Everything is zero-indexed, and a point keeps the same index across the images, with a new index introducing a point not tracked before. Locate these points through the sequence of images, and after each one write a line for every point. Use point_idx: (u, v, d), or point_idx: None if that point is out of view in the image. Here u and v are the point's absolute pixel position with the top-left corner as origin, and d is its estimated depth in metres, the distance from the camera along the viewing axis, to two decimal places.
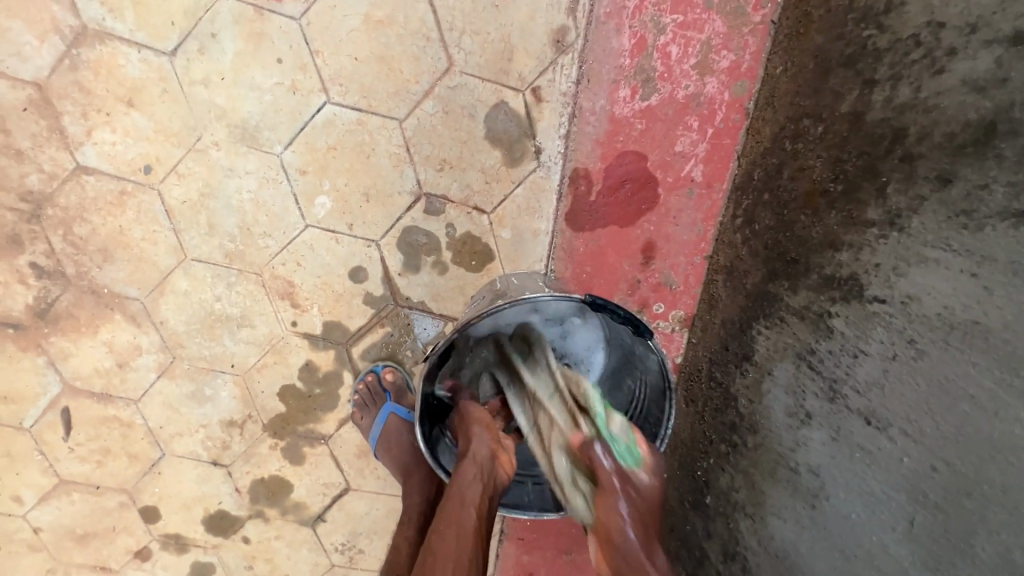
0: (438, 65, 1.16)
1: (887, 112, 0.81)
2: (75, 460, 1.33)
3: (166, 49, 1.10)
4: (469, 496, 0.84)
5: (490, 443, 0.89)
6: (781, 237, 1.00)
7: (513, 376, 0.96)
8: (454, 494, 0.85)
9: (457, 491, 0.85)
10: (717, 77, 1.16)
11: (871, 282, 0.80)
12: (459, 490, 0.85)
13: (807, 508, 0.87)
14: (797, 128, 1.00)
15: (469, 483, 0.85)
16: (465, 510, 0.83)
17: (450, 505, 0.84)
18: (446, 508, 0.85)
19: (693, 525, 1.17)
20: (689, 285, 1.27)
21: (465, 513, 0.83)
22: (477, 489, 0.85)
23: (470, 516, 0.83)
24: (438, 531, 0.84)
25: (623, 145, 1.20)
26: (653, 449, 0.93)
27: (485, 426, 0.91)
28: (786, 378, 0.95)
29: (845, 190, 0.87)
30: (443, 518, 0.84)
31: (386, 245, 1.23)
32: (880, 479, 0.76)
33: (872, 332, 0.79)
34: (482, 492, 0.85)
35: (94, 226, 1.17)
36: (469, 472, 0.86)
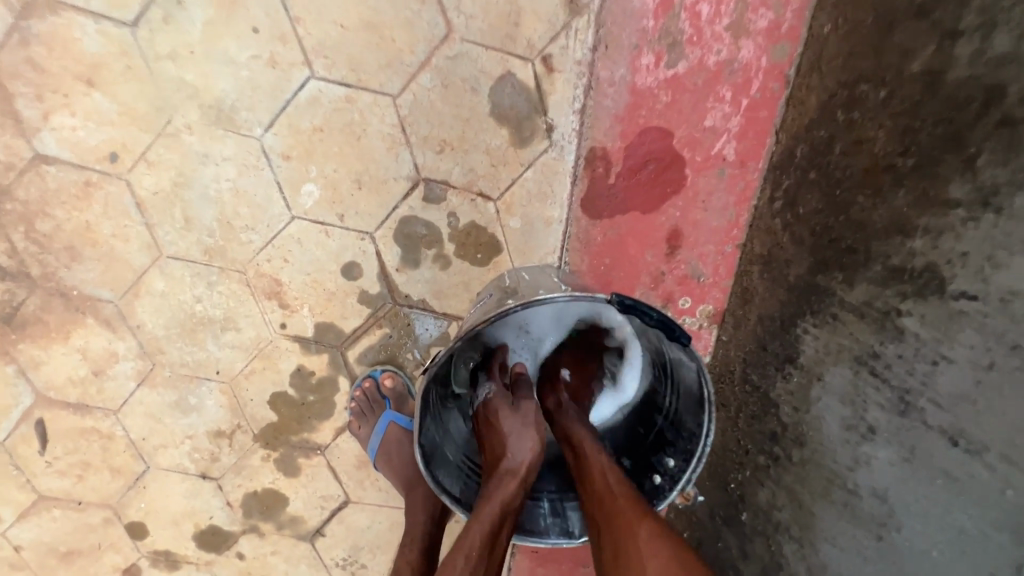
0: (435, 32, 1.03)
1: (975, 68, 0.67)
2: (53, 474, 1.23)
3: (126, 20, 0.98)
4: (507, 526, 0.75)
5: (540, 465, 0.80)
6: (833, 221, 0.86)
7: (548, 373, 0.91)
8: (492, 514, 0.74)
9: (497, 520, 0.74)
10: (753, 39, 1.01)
11: (957, 276, 0.67)
12: (499, 519, 0.74)
13: (872, 538, 0.76)
14: (852, 94, 0.86)
15: (510, 514, 0.75)
16: (501, 539, 0.74)
17: (485, 532, 0.73)
18: (476, 532, 0.73)
19: (726, 543, 1.05)
20: (719, 277, 1.13)
21: (499, 542, 0.74)
22: (515, 521, 0.76)
23: (503, 543, 0.75)
24: (461, 554, 0.73)
25: (645, 120, 1.06)
26: (687, 468, 0.80)
27: (539, 448, 0.80)
28: (842, 385, 0.82)
29: (919, 164, 0.73)
30: (471, 540, 0.73)
31: (382, 237, 1.11)
32: (971, 513, 0.64)
33: (959, 335, 0.66)
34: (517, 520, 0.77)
35: (58, 221, 1.06)
36: (515, 504, 0.75)
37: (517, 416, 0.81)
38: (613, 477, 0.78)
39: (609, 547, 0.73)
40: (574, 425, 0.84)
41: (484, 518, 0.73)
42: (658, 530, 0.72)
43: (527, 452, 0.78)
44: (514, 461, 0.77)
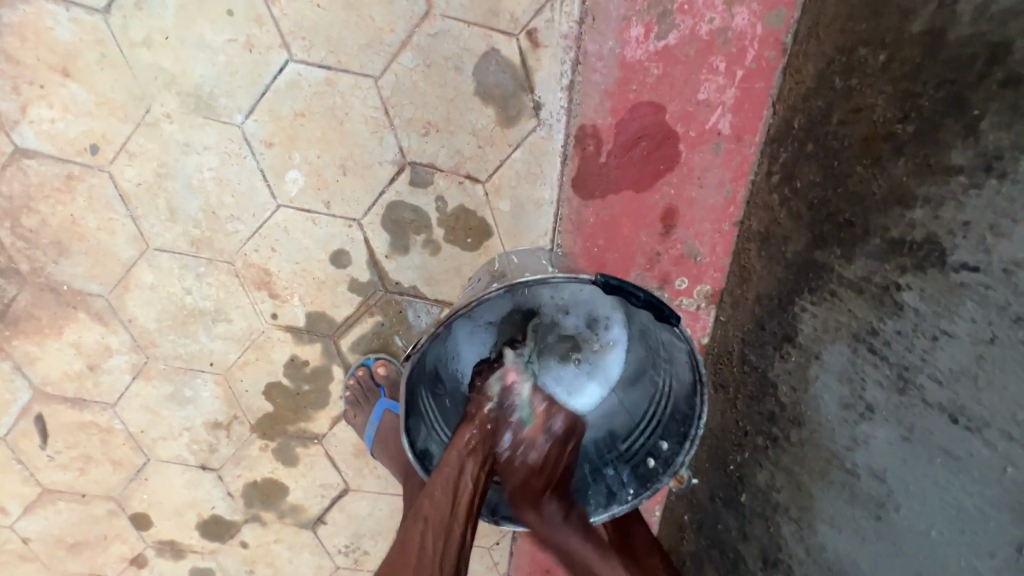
0: (415, 9, 0.99)
1: (979, 25, 0.63)
2: (56, 468, 1.24)
3: (98, 6, 0.96)
4: (468, 467, 0.77)
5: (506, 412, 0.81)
6: (831, 194, 0.83)
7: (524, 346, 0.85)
8: (452, 463, 0.77)
9: (458, 461, 0.77)
10: (747, 6, 0.97)
11: (958, 246, 0.64)
12: (458, 461, 0.76)
13: (869, 518, 0.74)
14: (850, 60, 0.81)
15: (468, 455, 0.77)
16: (463, 482, 0.76)
17: (446, 475, 0.76)
18: (440, 477, 0.77)
19: (726, 525, 1.04)
20: (717, 256, 1.11)
21: (462, 486, 0.77)
22: (477, 462, 0.77)
23: (466, 488, 0.77)
24: (427, 498, 0.78)
25: (636, 95, 1.02)
26: (681, 451, 0.79)
27: (501, 396, 0.81)
28: (840, 363, 0.79)
29: (919, 131, 0.69)
30: (436, 485, 0.77)
31: (369, 223, 1.09)
32: (971, 492, 0.62)
33: (959, 308, 0.63)
34: (481, 464, 0.78)
35: (44, 216, 1.05)
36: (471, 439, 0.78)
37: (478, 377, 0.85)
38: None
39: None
40: (566, 538, 0.83)
41: (446, 464, 0.77)
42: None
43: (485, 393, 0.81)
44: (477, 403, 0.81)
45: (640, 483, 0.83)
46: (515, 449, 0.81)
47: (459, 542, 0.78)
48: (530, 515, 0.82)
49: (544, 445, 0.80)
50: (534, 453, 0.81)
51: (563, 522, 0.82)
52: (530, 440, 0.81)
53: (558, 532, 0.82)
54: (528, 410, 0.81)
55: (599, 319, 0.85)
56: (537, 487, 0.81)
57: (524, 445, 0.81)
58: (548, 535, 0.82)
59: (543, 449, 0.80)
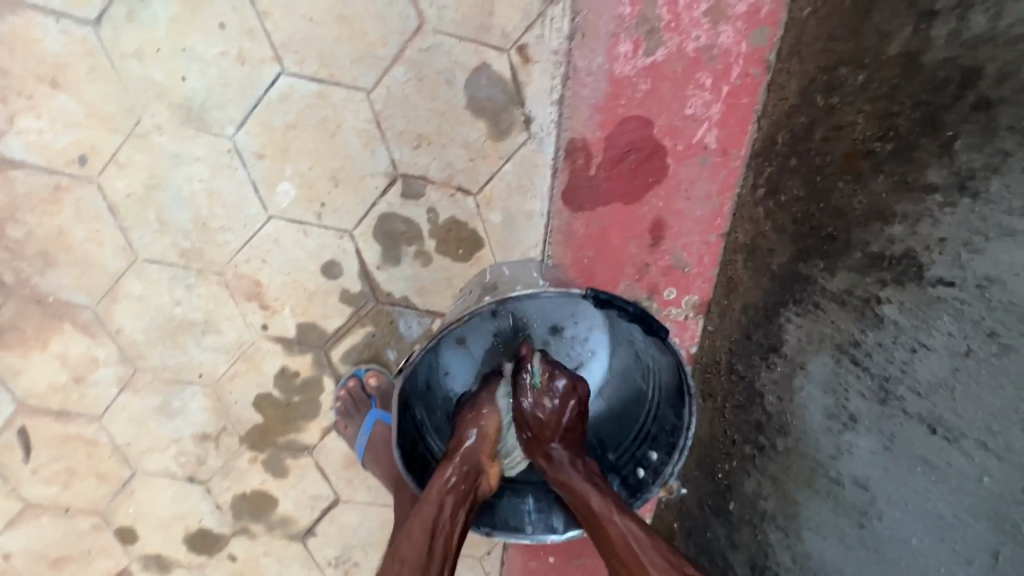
0: (408, 23, 1.01)
1: (952, 50, 0.65)
2: (39, 482, 1.22)
3: (88, 18, 0.96)
4: (448, 506, 0.76)
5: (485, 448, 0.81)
6: (813, 209, 0.85)
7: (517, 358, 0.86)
8: (431, 499, 0.76)
9: (438, 498, 0.76)
10: (732, 25, 1.00)
11: (934, 262, 0.66)
12: (438, 498, 0.76)
13: (854, 526, 0.76)
14: (831, 79, 0.84)
15: (449, 494, 0.76)
16: (442, 520, 0.75)
17: (425, 514, 0.76)
18: (420, 513, 0.76)
19: (714, 532, 1.05)
20: (704, 267, 1.13)
21: (441, 527, 0.76)
22: (457, 500, 0.76)
23: (446, 527, 0.76)
24: (405, 538, 0.76)
25: (625, 110, 1.04)
26: (669, 462, 0.80)
27: (480, 433, 0.81)
28: (823, 373, 0.81)
29: (898, 149, 0.72)
30: (414, 523, 0.76)
31: (361, 235, 1.09)
32: (949, 500, 0.64)
33: (937, 322, 0.65)
34: (462, 504, 0.77)
35: (30, 227, 1.04)
36: (452, 477, 0.77)
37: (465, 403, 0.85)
38: (634, 540, 0.74)
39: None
40: (572, 480, 0.79)
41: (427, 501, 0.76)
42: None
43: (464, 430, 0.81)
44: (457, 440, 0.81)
45: (631, 492, 0.86)
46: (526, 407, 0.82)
47: None
48: (541, 459, 0.82)
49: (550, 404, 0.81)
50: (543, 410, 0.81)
51: (569, 463, 0.81)
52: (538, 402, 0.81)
53: (566, 475, 0.80)
54: (536, 374, 0.81)
55: (584, 328, 0.85)
56: (545, 437, 0.82)
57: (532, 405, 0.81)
58: (557, 476, 0.80)
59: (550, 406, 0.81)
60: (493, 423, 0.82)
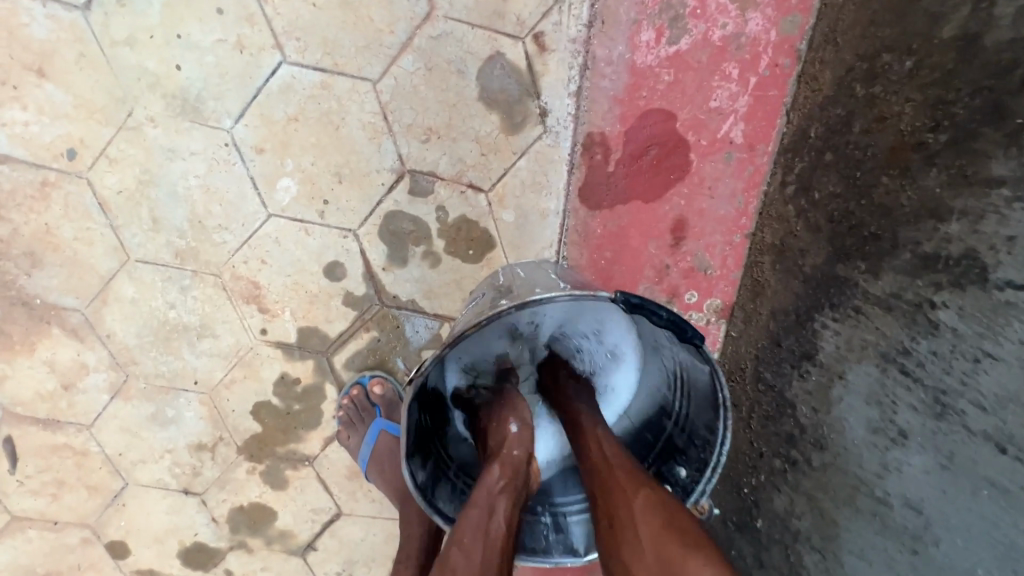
0: (417, 9, 0.95)
1: (1020, 30, 0.60)
2: (26, 494, 1.16)
3: (78, 2, 0.90)
4: (501, 506, 0.67)
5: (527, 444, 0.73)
6: (853, 207, 0.79)
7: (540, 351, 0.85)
8: (480, 503, 0.67)
9: (488, 502, 0.67)
10: (761, 12, 0.94)
11: (1001, 263, 0.60)
12: (488, 500, 0.66)
13: (905, 552, 0.69)
14: (872, 66, 0.78)
15: (500, 493, 0.67)
16: (495, 525, 0.66)
17: (475, 518, 0.66)
18: (469, 517, 0.66)
19: (740, 551, 0.98)
20: (727, 269, 1.06)
21: (494, 529, 0.66)
22: (511, 501, 0.68)
23: (500, 527, 0.66)
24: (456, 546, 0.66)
25: (646, 102, 0.98)
26: (701, 480, 0.73)
27: (522, 423, 0.74)
28: (867, 384, 0.75)
29: (954, 140, 0.66)
30: (464, 529, 0.66)
31: (366, 234, 1.03)
32: (1022, 528, 0.57)
33: (1005, 329, 0.59)
34: (515, 500, 0.68)
35: (16, 225, 0.99)
36: (500, 476, 0.69)
37: (494, 406, 0.77)
38: (607, 447, 0.72)
39: (604, 528, 0.68)
40: (575, 405, 0.76)
41: (476, 504, 0.67)
42: (655, 499, 0.67)
43: (504, 424, 0.74)
44: (497, 436, 0.73)
45: None
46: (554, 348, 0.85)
47: None
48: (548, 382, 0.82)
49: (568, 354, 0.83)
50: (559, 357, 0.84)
51: (575, 394, 0.78)
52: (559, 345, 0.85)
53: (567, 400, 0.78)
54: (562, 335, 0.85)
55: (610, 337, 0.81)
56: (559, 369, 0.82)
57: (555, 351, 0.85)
58: (557, 400, 0.79)
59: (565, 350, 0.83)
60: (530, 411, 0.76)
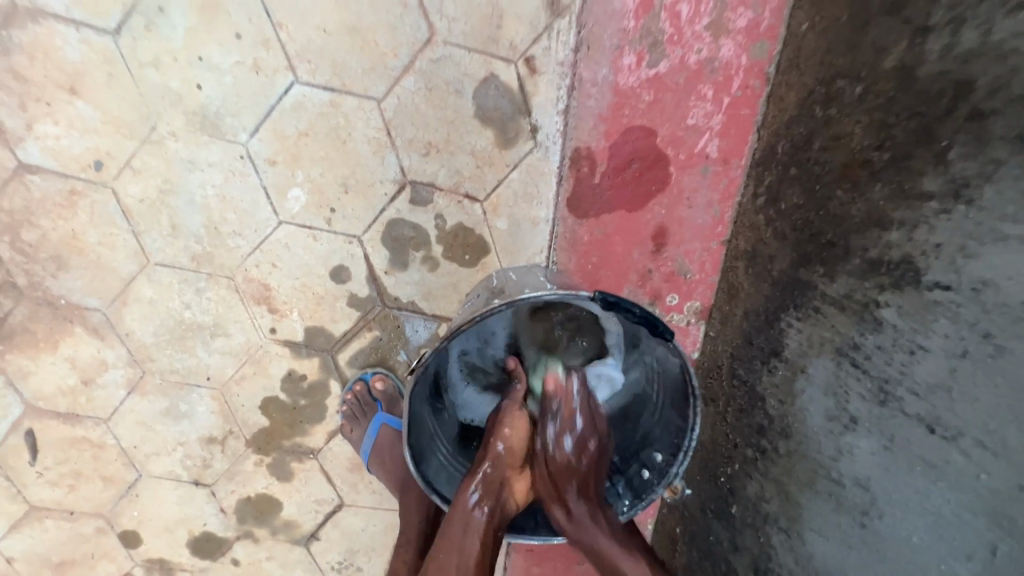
0: (418, 35, 1.04)
1: (945, 63, 0.68)
2: (45, 485, 1.22)
3: (108, 27, 0.99)
4: (476, 521, 0.78)
5: (511, 461, 0.82)
6: (813, 216, 0.88)
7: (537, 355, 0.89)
8: (456, 519, 0.78)
9: (463, 516, 0.78)
10: (732, 38, 1.03)
11: (931, 266, 0.68)
12: (464, 514, 0.77)
13: (855, 527, 0.77)
14: (829, 90, 0.87)
15: (473, 509, 0.77)
16: (468, 540, 0.77)
17: (452, 531, 0.78)
18: (447, 532, 0.78)
19: (717, 536, 1.06)
20: (706, 273, 1.15)
21: (469, 542, 0.78)
22: (484, 515, 0.78)
23: (473, 548, 0.78)
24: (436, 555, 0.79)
25: (629, 120, 1.07)
26: (674, 463, 0.81)
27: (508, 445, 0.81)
28: (824, 377, 0.83)
29: (895, 158, 0.74)
30: (443, 539, 0.78)
31: (369, 240, 1.11)
32: (948, 499, 0.64)
33: (934, 324, 0.67)
34: (490, 519, 0.78)
35: (44, 230, 1.06)
36: (475, 493, 0.78)
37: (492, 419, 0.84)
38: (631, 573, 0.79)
39: None
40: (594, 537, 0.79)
41: (453, 517, 0.78)
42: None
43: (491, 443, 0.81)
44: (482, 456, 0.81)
45: (637, 494, 0.86)
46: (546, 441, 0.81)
47: None
48: (558, 512, 0.80)
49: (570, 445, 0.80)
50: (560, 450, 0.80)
51: (591, 522, 0.79)
52: (558, 437, 0.80)
53: (589, 537, 0.78)
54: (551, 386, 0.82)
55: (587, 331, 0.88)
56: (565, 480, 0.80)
57: (552, 442, 0.80)
58: (576, 535, 0.79)
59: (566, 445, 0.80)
60: (517, 438, 0.82)
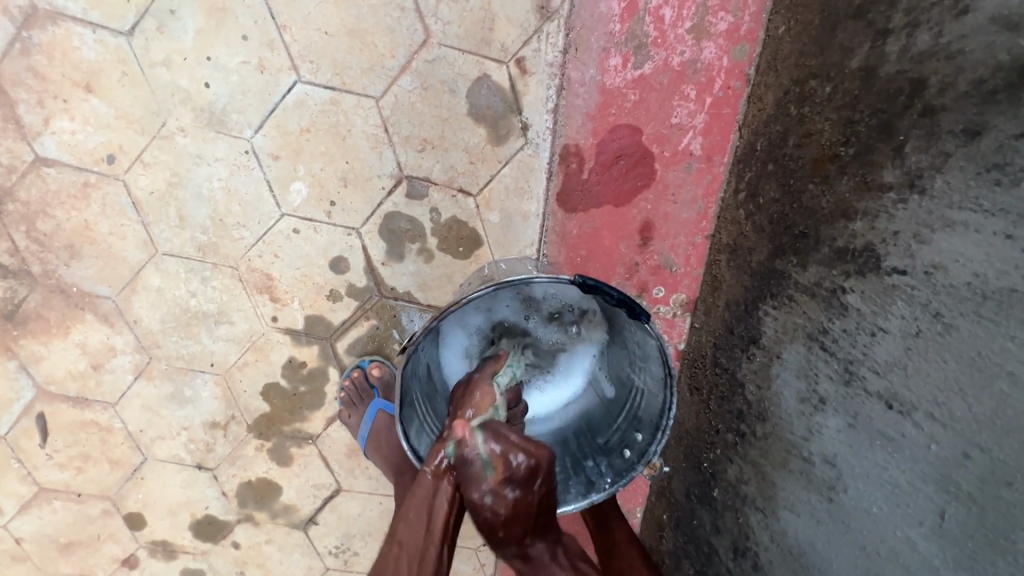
0: (415, 37, 1.09)
1: (903, 63, 0.73)
2: (54, 467, 1.27)
3: (123, 29, 1.05)
4: (444, 488, 0.79)
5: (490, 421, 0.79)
6: (788, 209, 0.92)
7: (518, 331, 0.95)
8: (425, 484, 0.80)
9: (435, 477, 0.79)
10: (714, 41, 1.08)
11: (890, 253, 0.73)
12: (432, 483, 0.80)
13: (823, 501, 0.81)
14: (802, 90, 0.92)
15: (442, 479, 0.79)
16: (436, 503, 0.80)
17: (421, 495, 0.81)
18: (418, 492, 0.81)
19: (700, 520, 1.09)
20: (691, 267, 1.19)
21: (437, 505, 0.80)
22: (452, 484, 0.79)
23: (441, 508, 0.80)
24: (403, 520, 0.83)
25: (616, 118, 1.12)
26: (654, 441, 0.84)
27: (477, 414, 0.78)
28: (797, 361, 0.87)
29: (859, 154, 0.79)
30: (412, 503, 0.82)
31: (367, 232, 1.16)
32: (904, 469, 0.70)
33: (892, 306, 0.72)
34: (456, 486, 0.79)
35: (58, 221, 1.12)
36: (443, 461, 0.78)
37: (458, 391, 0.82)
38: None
39: None
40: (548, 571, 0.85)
41: (422, 485, 0.80)
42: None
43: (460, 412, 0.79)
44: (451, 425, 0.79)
45: (617, 473, 0.88)
46: (484, 505, 0.77)
47: (434, 561, 0.82)
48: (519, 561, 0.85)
49: (512, 492, 0.76)
50: (503, 502, 0.76)
51: (550, 559, 0.85)
52: (497, 488, 0.76)
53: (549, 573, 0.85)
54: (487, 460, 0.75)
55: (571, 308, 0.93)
56: (508, 531, 0.78)
57: (492, 499, 0.76)
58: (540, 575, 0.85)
59: (510, 497, 0.75)
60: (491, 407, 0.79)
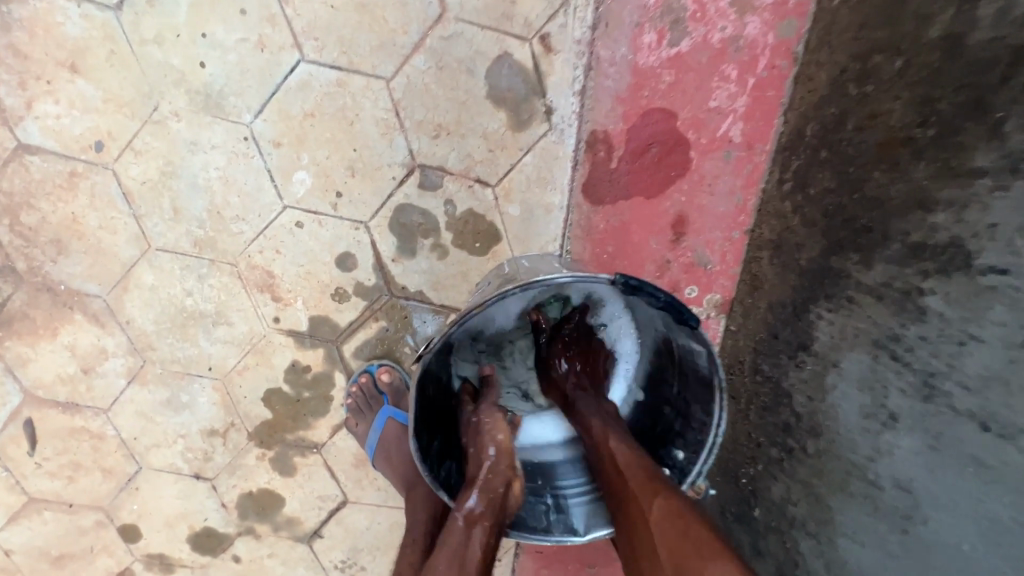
0: (429, 11, 1.00)
1: (999, 28, 0.62)
2: (43, 476, 1.20)
3: (111, 3, 0.96)
4: (477, 533, 0.71)
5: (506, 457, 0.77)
6: (846, 200, 0.81)
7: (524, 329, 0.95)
8: (456, 531, 0.72)
9: (466, 521, 0.72)
10: (758, 16, 0.97)
11: (985, 249, 0.62)
12: (464, 529, 0.71)
13: (895, 532, 0.71)
14: (864, 67, 0.81)
15: (476, 520, 0.71)
16: (471, 549, 0.70)
17: (451, 544, 0.71)
18: (447, 544, 0.71)
19: (738, 541, 1.01)
20: (727, 265, 1.09)
21: (470, 553, 0.70)
22: (486, 527, 0.71)
23: (475, 551, 0.70)
24: None
25: (648, 101, 1.02)
26: (697, 461, 0.76)
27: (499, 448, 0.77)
28: (859, 371, 0.77)
29: (941, 135, 0.68)
30: (441, 555, 0.71)
31: (376, 226, 1.07)
32: (1007, 502, 0.59)
33: (988, 312, 0.61)
34: (491, 523, 0.72)
35: (44, 213, 1.04)
36: (475, 500, 0.72)
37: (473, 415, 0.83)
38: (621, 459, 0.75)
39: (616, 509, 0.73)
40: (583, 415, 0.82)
41: (453, 530, 0.72)
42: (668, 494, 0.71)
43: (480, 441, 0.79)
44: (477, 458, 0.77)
45: None
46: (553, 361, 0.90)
47: None
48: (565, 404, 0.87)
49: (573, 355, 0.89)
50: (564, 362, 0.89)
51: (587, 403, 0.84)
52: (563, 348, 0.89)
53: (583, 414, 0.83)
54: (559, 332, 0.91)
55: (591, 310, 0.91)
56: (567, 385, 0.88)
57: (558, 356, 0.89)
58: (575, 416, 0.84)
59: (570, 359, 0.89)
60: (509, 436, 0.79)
